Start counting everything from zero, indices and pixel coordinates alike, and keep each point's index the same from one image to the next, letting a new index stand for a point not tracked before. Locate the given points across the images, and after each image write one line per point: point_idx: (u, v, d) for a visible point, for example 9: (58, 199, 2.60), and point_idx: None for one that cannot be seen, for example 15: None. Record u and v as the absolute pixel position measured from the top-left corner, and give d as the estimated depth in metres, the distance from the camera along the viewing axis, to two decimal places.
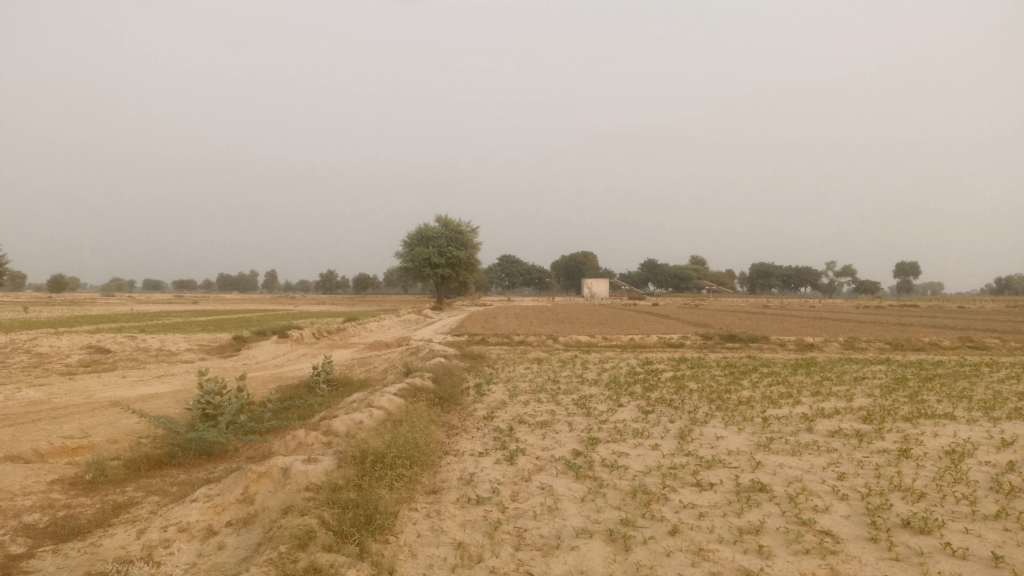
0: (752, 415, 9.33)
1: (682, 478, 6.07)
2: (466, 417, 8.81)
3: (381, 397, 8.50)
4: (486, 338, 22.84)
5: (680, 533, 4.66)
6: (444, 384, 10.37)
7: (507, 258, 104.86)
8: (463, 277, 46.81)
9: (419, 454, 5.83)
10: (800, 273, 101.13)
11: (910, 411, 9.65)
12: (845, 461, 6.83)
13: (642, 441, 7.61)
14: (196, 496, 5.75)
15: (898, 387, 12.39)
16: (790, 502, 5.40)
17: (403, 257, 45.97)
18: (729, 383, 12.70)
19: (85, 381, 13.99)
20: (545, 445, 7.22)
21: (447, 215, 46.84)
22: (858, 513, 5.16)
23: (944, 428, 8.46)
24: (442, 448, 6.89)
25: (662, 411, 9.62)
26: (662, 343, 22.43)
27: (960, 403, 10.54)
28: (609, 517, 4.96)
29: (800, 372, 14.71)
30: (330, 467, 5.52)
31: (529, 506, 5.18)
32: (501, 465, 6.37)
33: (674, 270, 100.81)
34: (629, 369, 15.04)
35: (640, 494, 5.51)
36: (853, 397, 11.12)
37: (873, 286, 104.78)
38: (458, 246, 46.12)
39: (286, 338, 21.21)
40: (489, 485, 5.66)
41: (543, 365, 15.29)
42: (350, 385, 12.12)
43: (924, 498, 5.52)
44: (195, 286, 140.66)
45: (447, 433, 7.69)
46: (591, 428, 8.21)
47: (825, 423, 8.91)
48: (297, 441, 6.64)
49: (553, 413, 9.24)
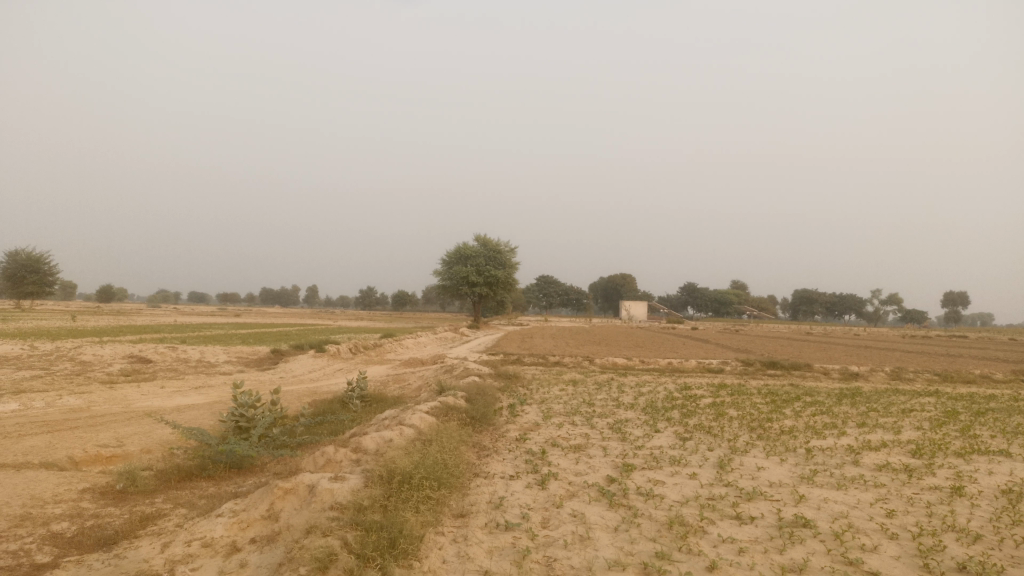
0: (795, 446, 9.00)
1: (721, 510, 5.82)
2: (498, 438, 8.66)
3: (413, 415, 8.39)
4: (522, 358, 22.66)
5: (719, 569, 4.42)
6: (477, 404, 10.24)
7: (545, 279, 104.70)
8: (501, 297, 46.74)
9: (448, 476, 5.69)
10: (844, 300, 99.07)
11: (962, 446, 9.22)
12: (893, 497, 6.50)
13: (679, 469, 7.36)
14: (222, 511, 5.67)
15: (948, 421, 11.90)
16: (835, 540, 5.12)
17: (442, 275, 46.07)
18: (770, 412, 12.34)
19: (124, 390, 14.16)
20: (578, 470, 7.02)
21: (486, 234, 46.99)
22: (908, 555, 4.87)
23: (998, 466, 8.05)
24: (472, 469, 6.74)
25: (700, 438, 9.35)
26: (701, 368, 22.01)
27: (1016, 439, 10.06)
28: (643, 550, 4.74)
29: (844, 402, 14.25)
30: (357, 485, 5.39)
31: (559, 534, 4.99)
32: (533, 489, 6.19)
33: (714, 294, 99.51)
34: (667, 393, 14.73)
35: (676, 526, 5.28)
36: (901, 430, 10.69)
37: (920, 315, 102.13)
38: (496, 266, 46.16)
39: (322, 353, 21.28)
40: (518, 511, 5.48)
41: (578, 387, 15.07)
42: (383, 402, 12.06)
43: (980, 540, 5.19)
44: (238, 299, 143.13)
45: (478, 454, 7.54)
46: (626, 454, 8.00)
47: (872, 456, 8.55)
48: (326, 457, 6.54)
49: (588, 437, 9.04)
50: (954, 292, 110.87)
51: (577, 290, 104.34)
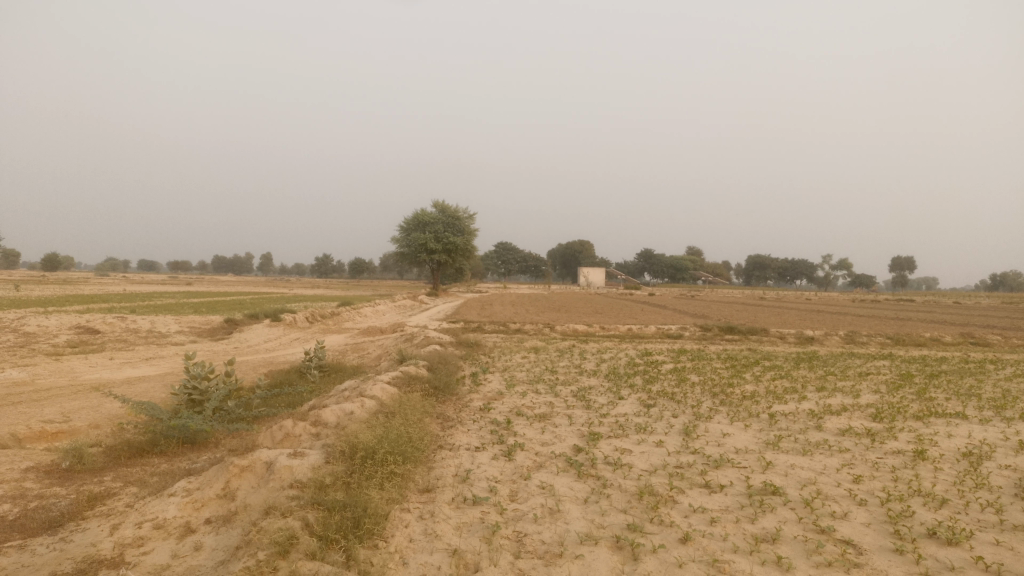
0: (758, 411, 9.01)
1: (690, 479, 5.75)
2: (462, 408, 8.49)
3: (374, 386, 8.15)
4: (482, 325, 22.48)
5: (692, 541, 4.33)
6: (440, 373, 10.05)
7: (504, 245, 104.45)
8: (460, 264, 46.41)
9: (412, 450, 5.49)
10: (797, 266, 100.95)
11: (920, 410, 9.35)
12: (859, 462, 6.52)
13: (646, 437, 7.28)
14: (174, 490, 5.40)
15: (904, 384, 12.09)
16: (806, 507, 5.08)
17: (400, 242, 45.50)
18: (731, 377, 12.40)
19: (71, 362, 13.64)
20: (544, 440, 6.89)
21: (445, 201, 46.51)
22: (879, 521, 4.85)
23: (957, 429, 8.15)
24: (436, 442, 6.55)
25: (664, 405, 9.31)
26: (660, 334, 22.10)
27: (971, 401, 10.25)
28: (615, 522, 4.63)
29: (802, 367, 14.41)
30: (317, 462, 5.17)
31: (529, 508, 4.86)
32: (500, 461, 6.04)
33: (671, 260, 100.47)
34: (629, 359, 14.73)
35: (646, 496, 5.18)
36: (859, 393, 10.81)
37: (869, 280, 104.67)
38: (455, 233, 45.79)
39: (278, 322, 20.81)
40: (486, 484, 5.33)
41: (540, 354, 14.97)
42: (342, 372, 11.81)
43: (946, 504, 5.21)
44: (190, 267, 139.95)
45: (442, 426, 7.36)
46: (592, 422, 7.90)
47: (834, 420, 8.60)
48: (283, 432, 6.30)
49: (552, 405, 8.93)
50: (902, 258, 113.98)
51: (535, 257, 104.36)
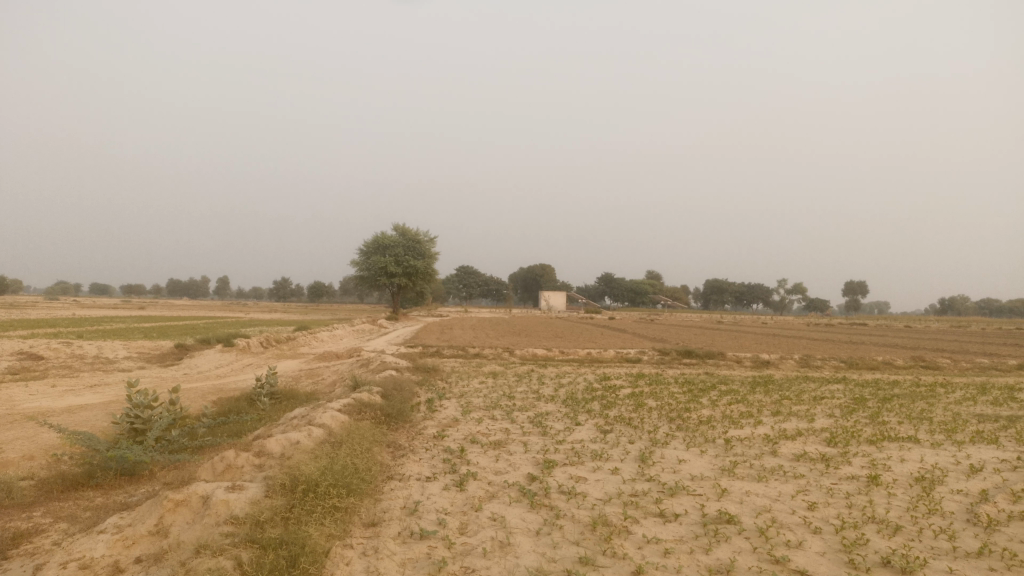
0: (714, 437, 8.97)
1: (644, 508, 5.64)
2: (415, 436, 8.29)
3: (324, 414, 7.91)
4: (440, 349, 22.24)
5: (645, 574, 4.21)
6: (394, 399, 9.82)
7: (464, 270, 104.36)
8: (420, 287, 46.11)
9: (358, 481, 5.29)
10: (753, 291, 102.63)
11: (873, 434, 9.41)
12: (813, 488, 6.48)
13: (601, 464, 7.16)
14: (105, 527, 5.11)
15: (858, 407, 12.21)
16: (760, 537, 5.01)
17: (359, 266, 45.01)
18: (688, 401, 12.39)
19: (10, 390, 13.06)
20: (497, 469, 6.73)
21: (405, 224, 46.27)
22: (834, 550, 4.78)
23: (910, 453, 8.19)
24: (386, 472, 6.35)
25: (621, 430, 9.22)
26: (619, 358, 22.12)
27: (922, 425, 10.37)
28: (566, 556, 4.48)
29: (758, 390, 14.49)
30: (257, 496, 4.94)
31: (478, 541, 4.69)
32: (451, 491, 5.86)
33: (631, 284, 101.27)
34: (587, 384, 14.65)
35: (599, 527, 5.06)
36: (813, 417, 10.87)
37: (823, 304, 106.81)
38: (415, 256, 45.54)
39: (231, 347, 20.30)
40: (435, 517, 5.15)
41: (498, 379, 14.81)
42: (295, 399, 11.49)
43: (900, 532, 5.18)
44: (143, 291, 136.85)
45: (393, 455, 7.15)
46: (547, 449, 7.77)
47: (789, 445, 8.60)
48: (225, 463, 6.04)
49: (508, 432, 8.77)
50: (854, 284, 116.62)
51: (497, 281, 104.32)
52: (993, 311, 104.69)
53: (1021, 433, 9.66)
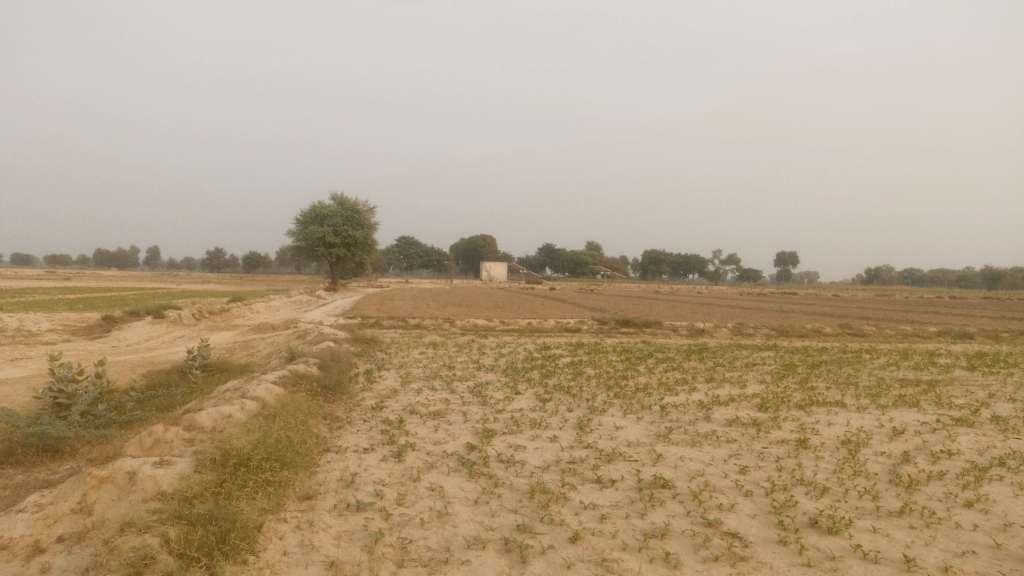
0: (650, 403, 9.11)
1: (582, 474, 5.69)
2: (353, 408, 8.18)
3: (258, 386, 7.73)
4: (380, 320, 22.00)
5: (582, 540, 4.25)
6: (331, 371, 9.67)
7: (404, 240, 103.45)
8: (359, 258, 45.50)
9: (292, 455, 5.18)
10: (690, 261, 104.68)
11: (802, 399, 9.71)
12: (745, 452, 6.64)
13: (540, 433, 7.19)
14: (24, 506, 4.88)
15: (788, 374, 12.59)
16: (694, 500, 5.11)
17: (296, 236, 44.07)
18: (626, 369, 12.56)
19: None
20: (436, 439, 6.69)
21: (343, 193, 45.46)
22: (764, 512, 4.92)
23: (837, 417, 8.49)
24: (322, 444, 6.24)
25: (560, 399, 9.28)
26: (559, 328, 22.29)
27: (848, 390, 10.75)
28: (504, 524, 4.49)
29: (693, 358, 14.80)
30: (186, 471, 4.79)
31: (416, 512, 4.66)
32: (389, 463, 5.81)
33: (571, 255, 102.08)
34: (527, 354, 14.73)
35: (537, 494, 5.08)
36: (746, 384, 11.15)
37: (756, 274, 109.72)
38: (354, 226, 44.85)
39: (161, 319, 19.68)
40: (372, 488, 5.09)
41: (438, 350, 14.73)
42: (229, 371, 11.21)
43: (827, 493, 5.35)
44: (68, 261, 131.45)
45: (330, 428, 7.04)
46: (487, 419, 7.77)
47: (722, 411, 8.80)
48: (153, 437, 5.85)
49: (447, 402, 8.73)
50: (786, 254, 119.92)
51: (437, 251, 103.74)
52: (914, 280, 109.17)
53: (939, 396, 10.12)
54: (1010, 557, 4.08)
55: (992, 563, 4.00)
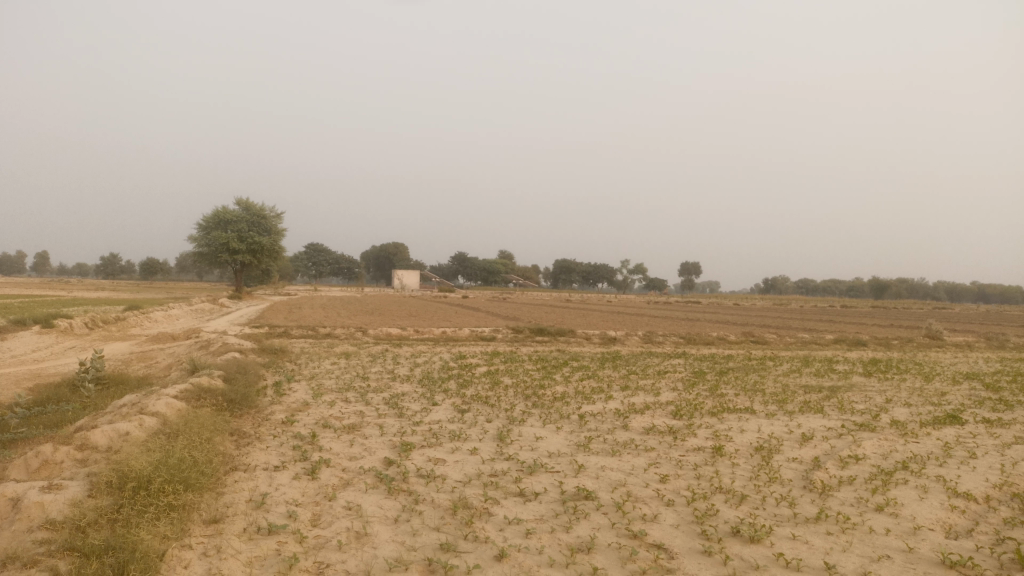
0: (569, 413, 9.10)
1: (504, 488, 5.57)
2: (262, 422, 7.80)
3: (158, 401, 7.25)
4: (288, 330, 21.31)
5: (507, 557, 4.12)
6: (238, 384, 9.22)
7: (313, 246, 101.20)
8: (265, 264, 44.16)
9: (197, 476, 4.85)
10: (599, 270, 106.69)
11: (714, 406, 9.92)
12: (664, 461, 6.68)
13: (460, 445, 7.04)
14: None
15: (699, 381, 12.87)
16: (618, 512, 5.07)
17: (197, 241, 42.34)
18: (542, 378, 12.56)
19: None
20: (352, 454, 6.43)
21: (248, 198, 44.02)
22: (686, 522, 4.92)
23: (748, 423, 8.69)
24: (229, 462, 5.89)
25: (478, 409, 9.15)
26: (473, 336, 22.19)
27: (757, 396, 11.08)
28: (426, 543, 4.31)
29: (607, 366, 14.94)
30: (78, 496, 4.40)
31: (333, 534, 4.43)
32: (302, 481, 5.53)
33: (484, 263, 102.23)
34: (442, 363, 14.54)
35: (460, 510, 4.92)
36: (660, 391, 11.33)
37: (662, 283, 112.84)
38: (260, 232, 43.51)
39: (49, 329, 18.45)
40: (284, 509, 4.82)
41: (350, 360, 14.33)
42: (125, 385, 10.55)
43: (746, 500, 5.42)
44: None
45: (237, 444, 6.66)
46: (404, 432, 7.55)
47: (639, 418, 8.87)
48: (40, 459, 5.38)
49: (362, 415, 8.46)
50: (690, 264, 123.87)
51: (348, 259, 101.96)
52: (808, 289, 114.71)
53: (841, 402, 10.53)
54: (923, 561, 4.20)
55: (906, 567, 4.10)
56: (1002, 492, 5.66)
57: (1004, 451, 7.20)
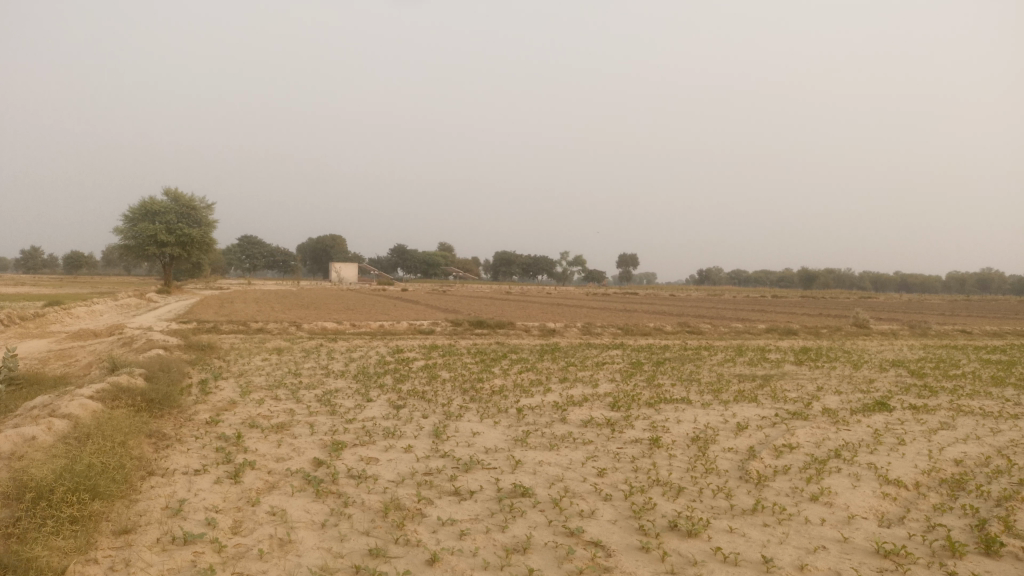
0: (506, 406, 8.97)
1: (438, 487, 5.39)
2: (185, 423, 7.43)
3: (70, 403, 6.80)
4: (218, 325, 20.62)
5: (440, 561, 3.95)
6: (160, 382, 8.77)
7: (247, 239, 98.78)
8: (196, 258, 42.79)
9: (107, 483, 4.52)
10: (538, 263, 107.16)
11: (651, 396, 9.94)
12: (602, 454, 6.60)
13: (394, 443, 6.82)
14: None
15: (636, 371, 12.92)
16: (555, 508, 4.95)
17: (123, 234, 40.66)
18: (480, 371, 12.40)
19: None
20: (279, 455, 6.15)
21: (177, 189, 42.52)
22: (624, 517, 4.83)
23: (685, 413, 8.71)
24: (145, 467, 5.55)
25: (414, 405, 8.94)
26: (411, 330, 21.90)
27: (693, 386, 11.15)
28: (354, 549, 4.10)
29: (545, 358, 14.87)
30: None
31: (255, 541, 4.18)
32: (224, 485, 5.24)
33: (423, 256, 101.41)
34: (379, 357, 14.24)
35: (391, 512, 4.72)
36: (598, 383, 11.32)
37: (600, 275, 114.04)
38: (189, 224, 42.12)
39: None
40: (203, 516, 4.55)
41: (282, 355, 13.89)
42: (39, 384, 9.96)
43: (683, 493, 5.36)
44: None
45: (156, 447, 6.30)
46: (336, 430, 7.28)
47: (577, 411, 8.81)
48: None
49: (292, 413, 8.15)
50: (627, 256, 125.64)
51: (283, 252, 99.82)
52: (741, 280, 117.62)
53: (774, 391, 10.67)
54: (858, 551, 4.20)
55: (842, 558, 4.09)
56: (930, 478, 5.76)
57: (930, 437, 7.38)
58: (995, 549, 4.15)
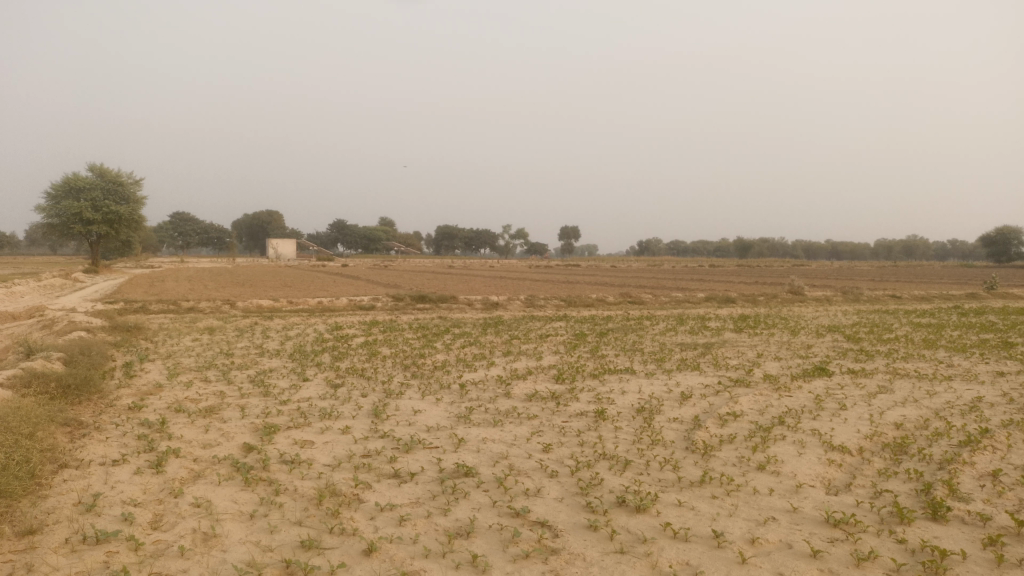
0: (449, 382, 8.75)
1: (377, 470, 5.14)
2: (104, 410, 6.97)
3: None
4: (147, 305, 19.75)
5: (377, 551, 3.71)
6: (79, 367, 8.24)
7: (178, 216, 95.57)
8: (125, 235, 41.07)
9: (8, 480, 4.13)
10: (481, 236, 106.70)
11: (595, 367, 9.85)
12: (546, 429, 6.43)
13: (330, 425, 6.51)
14: None
15: (579, 343, 12.82)
16: (499, 488, 4.76)
17: (44, 211, 38.68)
18: (422, 347, 12.12)
19: None
20: (206, 442, 5.79)
21: (102, 164, 40.63)
22: (571, 494, 4.67)
23: (629, 384, 8.64)
24: (57, 459, 5.13)
25: (353, 383, 8.64)
26: (352, 305, 21.40)
27: (637, 356, 11.11)
28: (285, 542, 3.83)
29: (489, 332, 14.68)
30: None
31: (176, 537, 3.87)
32: (144, 476, 4.88)
33: (364, 231, 99.83)
34: (317, 335, 13.82)
35: (326, 500, 4.46)
36: (541, 355, 11.18)
37: (543, 247, 114.28)
38: (116, 200, 40.34)
39: None
40: (120, 511, 4.21)
41: (213, 335, 13.33)
42: None
43: (630, 466, 5.24)
44: None
45: (71, 437, 5.87)
46: (268, 413, 6.93)
47: (520, 384, 8.65)
48: None
49: (222, 395, 7.75)
50: (568, 228, 126.04)
51: (217, 229, 96.95)
52: (679, 250, 119.32)
53: (716, 359, 10.69)
54: (808, 520, 4.12)
55: (792, 529, 4.01)
56: (873, 444, 5.76)
57: (871, 401, 7.44)
58: (942, 513, 4.13)
